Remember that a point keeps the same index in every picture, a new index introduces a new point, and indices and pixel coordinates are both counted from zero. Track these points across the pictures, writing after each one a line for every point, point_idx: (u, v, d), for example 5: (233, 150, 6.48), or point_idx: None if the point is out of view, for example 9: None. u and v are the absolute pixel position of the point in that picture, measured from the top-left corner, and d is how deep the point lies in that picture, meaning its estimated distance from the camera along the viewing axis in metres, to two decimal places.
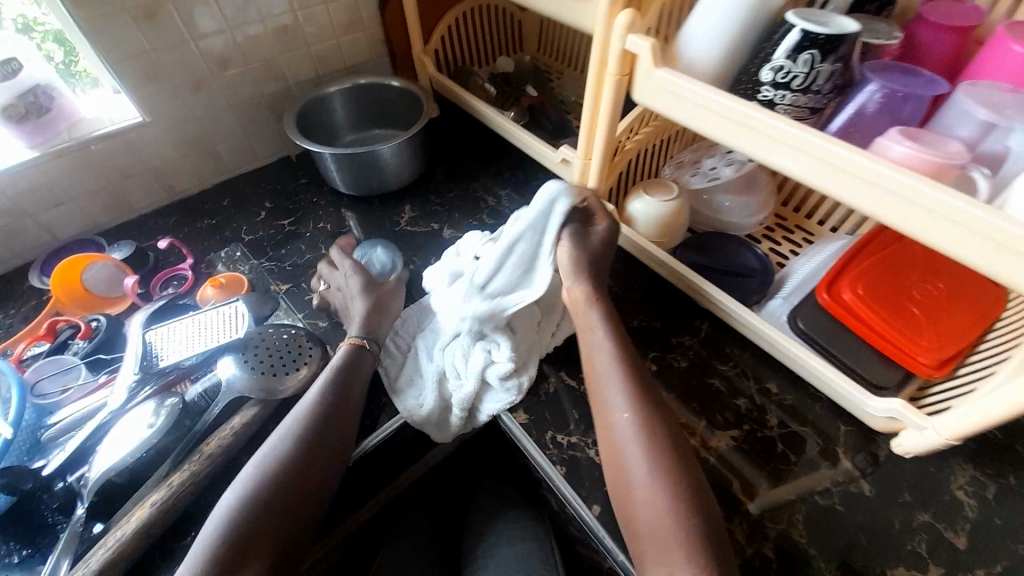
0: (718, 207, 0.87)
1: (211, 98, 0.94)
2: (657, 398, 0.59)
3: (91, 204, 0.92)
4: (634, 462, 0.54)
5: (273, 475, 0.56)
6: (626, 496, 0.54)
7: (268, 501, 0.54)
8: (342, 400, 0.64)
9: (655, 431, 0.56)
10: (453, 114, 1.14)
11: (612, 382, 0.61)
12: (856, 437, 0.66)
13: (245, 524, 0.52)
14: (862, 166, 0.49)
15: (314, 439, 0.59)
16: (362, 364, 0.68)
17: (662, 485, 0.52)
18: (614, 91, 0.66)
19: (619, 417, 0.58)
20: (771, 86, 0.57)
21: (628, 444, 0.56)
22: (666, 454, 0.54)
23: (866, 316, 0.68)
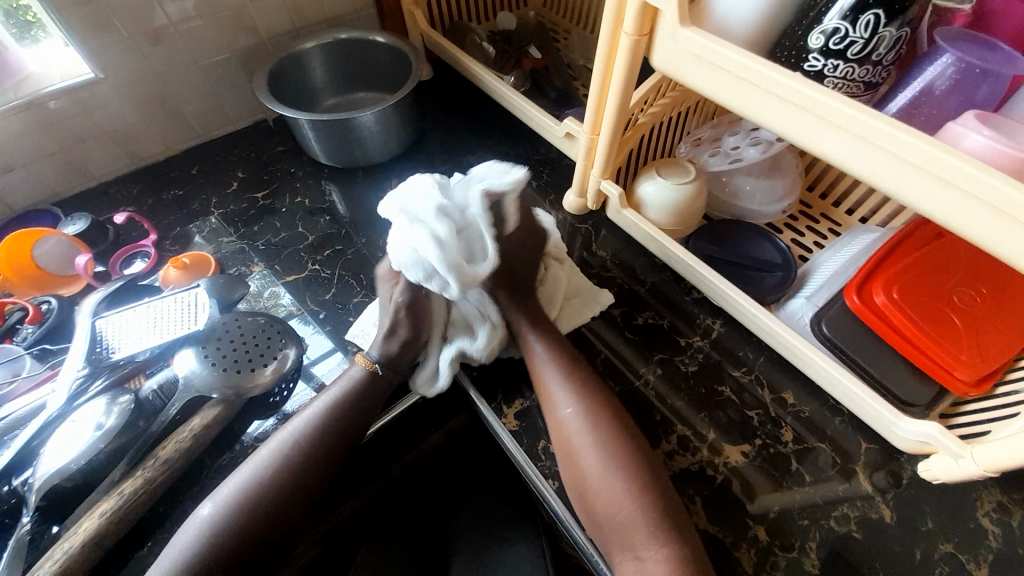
0: (737, 191, 0.79)
1: (176, 52, 0.84)
2: (601, 389, 0.59)
3: (47, 169, 0.83)
4: (586, 453, 0.54)
5: (263, 477, 0.53)
6: (581, 487, 0.53)
7: (252, 505, 0.52)
8: (351, 406, 0.58)
9: (599, 418, 0.56)
10: (446, 77, 1.03)
11: (550, 378, 0.60)
12: (876, 453, 0.61)
13: (223, 525, 0.51)
14: (899, 145, 0.43)
15: (292, 449, 0.55)
16: (376, 381, 0.61)
17: (620, 474, 0.52)
18: (631, 54, 0.56)
19: (563, 412, 0.57)
20: (821, 55, 0.49)
21: (580, 436, 0.55)
22: (619, 442, 0.54)
23: (898, 323, 0.62)
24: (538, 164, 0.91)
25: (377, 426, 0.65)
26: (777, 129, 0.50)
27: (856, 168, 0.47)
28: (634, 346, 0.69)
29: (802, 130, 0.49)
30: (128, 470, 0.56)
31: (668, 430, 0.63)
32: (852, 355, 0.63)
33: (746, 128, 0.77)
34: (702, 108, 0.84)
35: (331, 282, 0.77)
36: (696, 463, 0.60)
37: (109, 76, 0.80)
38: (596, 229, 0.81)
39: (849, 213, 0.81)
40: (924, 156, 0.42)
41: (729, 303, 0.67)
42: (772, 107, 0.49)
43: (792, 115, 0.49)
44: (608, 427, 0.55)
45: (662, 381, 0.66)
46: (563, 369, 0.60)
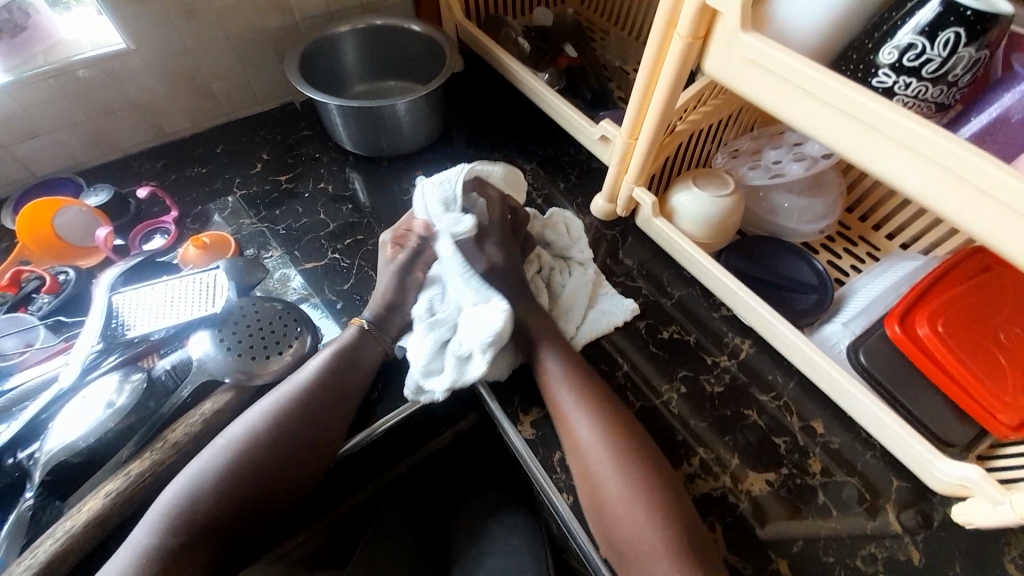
0: (774, 207, 0.76)
1: (208, 28, 0.82)
2: (616, 410, 0.56)
3: (72, 138, 0.82)
4: (606, 476, 0.52)
5: (241, 455, 0.52)
6: (601, 512, 0.51)
7: (228, 483, 0.51)
8: (334, 384, 0.58)
9: (616, 439, 0.53)
10: (478, 71, 1.01)
11: (563, 397, 0.57)
12: (907, 491, 0.59)
13: (209, 492, 0.50)
14: (974, 171, 0.40)
15: (291, 423, 0.55)
16: (365, 351, 0.62)
17: (641, 500, 0.50)
18: (683, 57, 0.54)
19: (578, 433, 0.55)
20: (891, 71, 0.46)
21: (595, 460, 0.53)
22: (638, 467, 0.52)
23: (940, 357, 0.59)
24: (567, 166, 0.89)
25: (358, 438, 0.62)
26: (836, 145, 0.48)
27: (925, 194, 0.44)
28: (657, 361, 0.67)
29: (863, 147, 0.46)
30: (133, 453, 0.54)
31: (689, 452, 0.60)
32: (889, 387, 0.60)
33: (789, 141, 0.75)
34: (743, 119, 0.81)
35: (350, 272, 0.76)
36: (717, 488, 0.58)
37: (141, 49, 0.79)
38: (624, 237, 0.79)
39: (889, 238, 0.78)
40: (996, 182, 0.39)
41: (762, 323, 0.65)
42: (833, 123, 0.47)
43: (852, 132, 0.46)
44: (624, 451, 0.53)
45: (685, 401, 0.64)
46: (579, 388, 0.57)
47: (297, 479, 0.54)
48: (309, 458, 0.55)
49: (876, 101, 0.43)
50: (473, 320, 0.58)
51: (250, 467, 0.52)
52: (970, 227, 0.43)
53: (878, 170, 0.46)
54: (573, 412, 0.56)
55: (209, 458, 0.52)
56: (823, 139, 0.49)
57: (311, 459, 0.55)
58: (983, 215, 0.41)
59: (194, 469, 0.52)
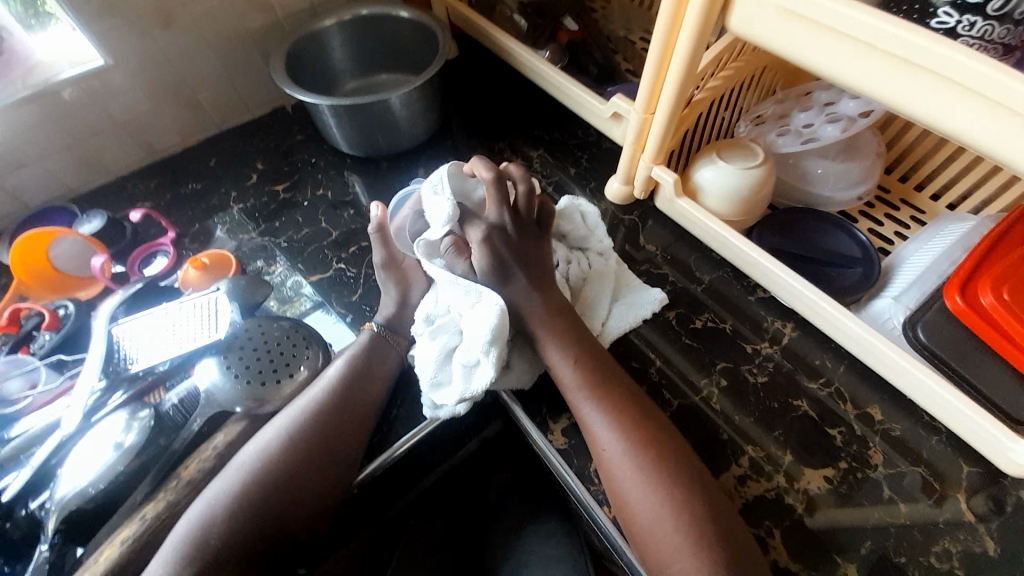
0: (807, 175, 0.70)
1: (187, 35, 0.78)
2: (643, 407, 0.52)
3: (62, 164, 0.79)
4: (637, 492, 0.47)
5: (258, 482, 0.49)
6: (634, 531, 0.47)
7: (244, 514, 0.48)
8: (349, 397, 0.55)
9: (645, 452, 0.49)
10: (474, 55, 0.95)
11: (583, 405, 0.52)
12: (977, 477, 0.54)
13: (231, 525, 0.47)
14: None
15: (307, 451, 0.51)
16: (382, 359, 0.59)
17: (677, 521, 0.46)
18: (705, 15, 0.48)
19: (603, 445, 0.50)
20: (951, 9, 0.40)
21: (623, 474, 0.48)
22: (671, 483, 0.47)
23: (1012, 327, 0.53)
24: (577, 149, 0.83)
25: (374, 465, 0.58)
26: (884, 98, 0.43)
27: (989, 143, 0.40)
28: (692, 354, 0.62)
29: (918, 97, 0.42)
30: (149, 493, 0.52)
31: (737, 451, 0.56)
32: (952, 366, 0.55)
33: (819, 102, 0.68)
34: (765, 82, 0.75)
35: (358, 281, 0.72)
36: (771, 489, 0.54)
37: (120, 63, 0.75)
38: (643, 221, 0.73)
39: (934, 199, 0.71)
40: None
41: (807, 305, 0.59)
42: (881, 71, 0.42)
43: (905, 80, 0.42)
44: (654, 453, 0.49)
45: (727, 396, 0.59)
46: (601, 385, 0.53)
47: (317, 502, 0.51)
48: (328, 482, 0.52)
49: (936, 42, 0.38)
50: (471, 318, 0.54)
51: (263, 498, 0.49)
52: None
53: (936, 121, 0.42)
54: (595, 414, 0.51)
55: (224, 485, 0.49)
56: (868, 92, 0.44)
57: (331, 484, 0.52)
58: None
59: (211, 497, 0.49)
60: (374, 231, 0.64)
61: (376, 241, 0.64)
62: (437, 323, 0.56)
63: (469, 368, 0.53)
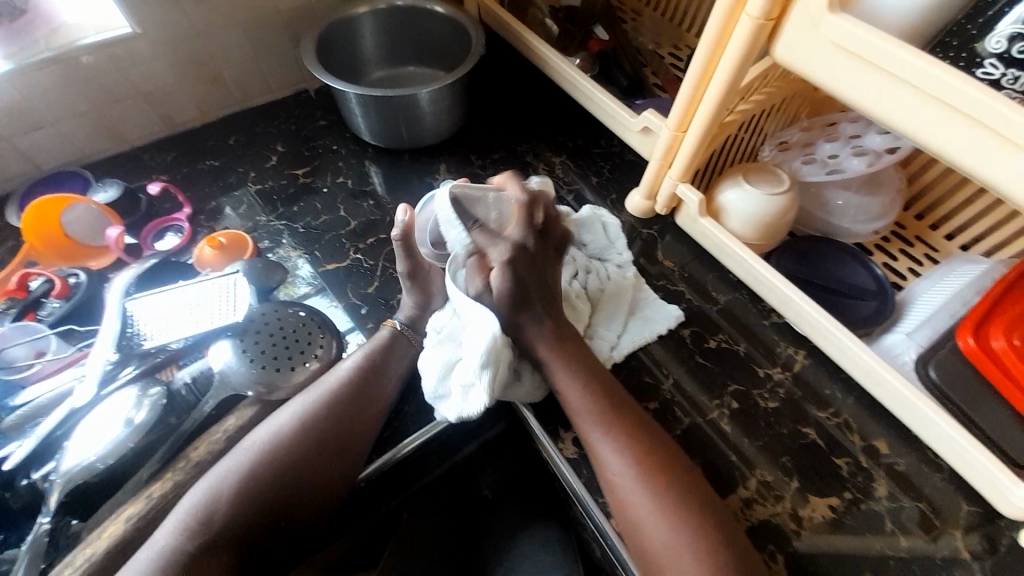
0: (828, 205, 0.71)
1: (218, 11, 0.77)
2: (653, 431, 0.53)
3: (78, 130, 0.77)
4: (648, 521, 0.48)
5: (268, 468, 0.49)
6: (647, 559, 0.47)
7: (252, 496, 0.47)
8: (363, 391, 0.55)
9: (657, 479, 0.49)
10: (503, 56, 0.95)
11: (592, 432, 0.52)
12: (975, 515, 0.55)
13: (237, 512, 0.47)
14: None
15: (319, 444, 0.51)
16: (399, 352, 0.59)
17: (689, 552, 0.46)
18: (751, 40, 0.49)
19: (613, 473, 0.50)
20: (995, 61, 0.42)
21: (636, 500, 0.49)
22: (683, 512, 0.48)
23: (1017, 371, 0.55)
24: (600, 159, 0.83)
25: (381, 461, 0.58)
26: (922, 138, 0.44)
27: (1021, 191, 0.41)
28: (704, 373, 0.63)
29: (954, 141, 0.42)
30: (155, 472, 0.51)
31: (745, 474, 0.56)
32: (961, 407, 0.56)
33: (845, 133, 0.69)
34: (792, 108, 0.75)
35: (374, 273, 0.71)
36: (776, 515, 0.54)
37: (149, 33, 0.74)
38: (662, 236, 0.74)
39: (948, 239, 0.73)
40: None
41: (821, 334, 0.60)
42: (921, 112, 0.43)
43: (943, 123, 0.42)
44: (666, 478, 0.50)
45: (736, 417, 0.60)
46: (611, 410, 0.53)
47: (324, 494, 0.50)
48: (339, 474, 0.51)
49: (980, 90, 0.39)
50: (472, 332, 0.53)
51: (269, 490, 0.48)
52: None
53: (972, 165, 0.42)
54: (604, 439, 0.52)
55: (232, 466, 0.49)
56: (905, 131, 0.45)
57: (342, 478, 0.52)
58: None
59: (216, 478, 0.48)
60: (399, 237, 0.61)
61: (399, 250, 0.61)
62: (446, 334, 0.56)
63: (467, 384, 0.52)
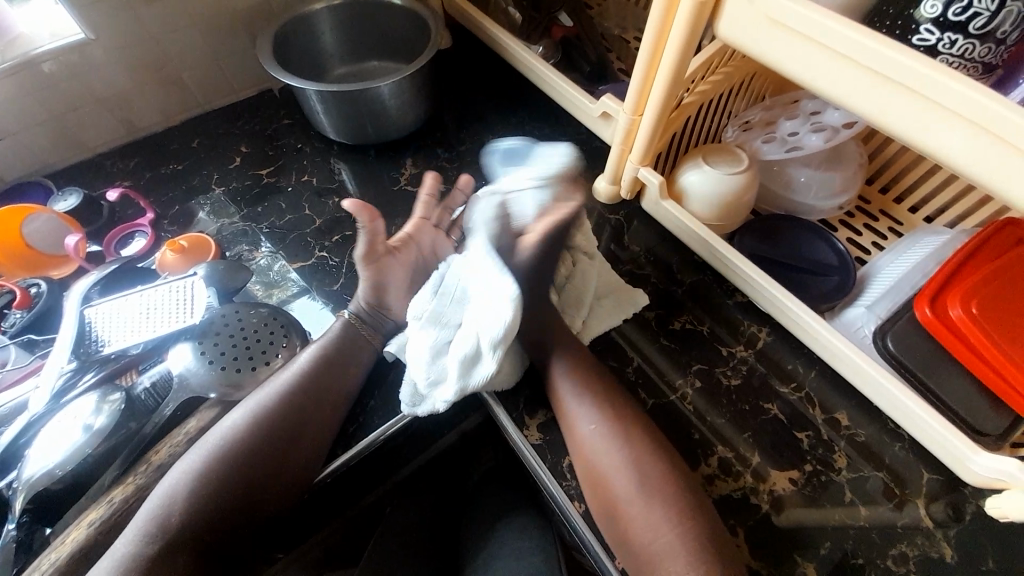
0: (790, 182, 0.71)
1: (172, 12, 0.76)
2: (627, 403, 0.55)
3: (37, 140, 0.77)
4: (615, 473, 0.49)
5: (228, 461, 0.49)
6: (612, 510, 0.49)
7: (212, 494, 0.48)
8: (320, 387, 0.55)
9: (624, 444, 0.51)
10: (468, 47, 0.94)
11: (568, 403, 0.54)
12: (937, 483, 0.55)
13: (199, 506, 0.47)
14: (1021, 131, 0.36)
15: (287, 434, 0.52)
16: (358, 349, 0.59)
17: (652, 502, 0.48)
18: (693, 20, 0.49)
19: (584, 430, 0.52)
20: (930, 26, 0.43)
21: (605, 466, 0.50)
22: (649, 465, 0.50)
23: (977, 338, 0.54)
24: (566, 146, 0.83)
25: (346, 455, 0.58)
26: (860, 109, 0.44)
27: (959, 161, 0.41)
28: (669, 355, 0.63)
29: (890, 110, 0.42)
30: (119, 476, 0.51)
31: (707, 451, 0.57)
32: (920, 377, 0.56)
33: (806, 110, 0.69)
34: (753, 87, 0.75)
35: (340, 270, 0.72)
36: (738, 489, 0.55)
37: (103, 38, 0.73)
38: (628, 221, 0.74)
39: (912, 212, 0.73)
40: None
41: (782, 311, 0.60)
42: (858, 83, 0.43)
43: (880, 92, 0.42)
44: (635, 447, 0.51)
45: (700, 396, 0.60)
46: (586, 384, 0.55)
47: (287, 488, 0.51)
48: (303, 468, 0.52)
49: (911, 56, 0.39)
50: (478, 315, 0.55)
51: (235, 482, 0.49)
52: (1004, 191, 0.40)
53: (909, 134, 0.42)
54: (579, 411, 0.54)
55: (190, 467, 0.49)
56: (844, 103, 0.45)
57: (304, 471, 0.52)
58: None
59: (175, 480, 0.48)
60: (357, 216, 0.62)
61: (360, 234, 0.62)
62: (438, 318, 0.57)
63: (470, 364, 0.54)
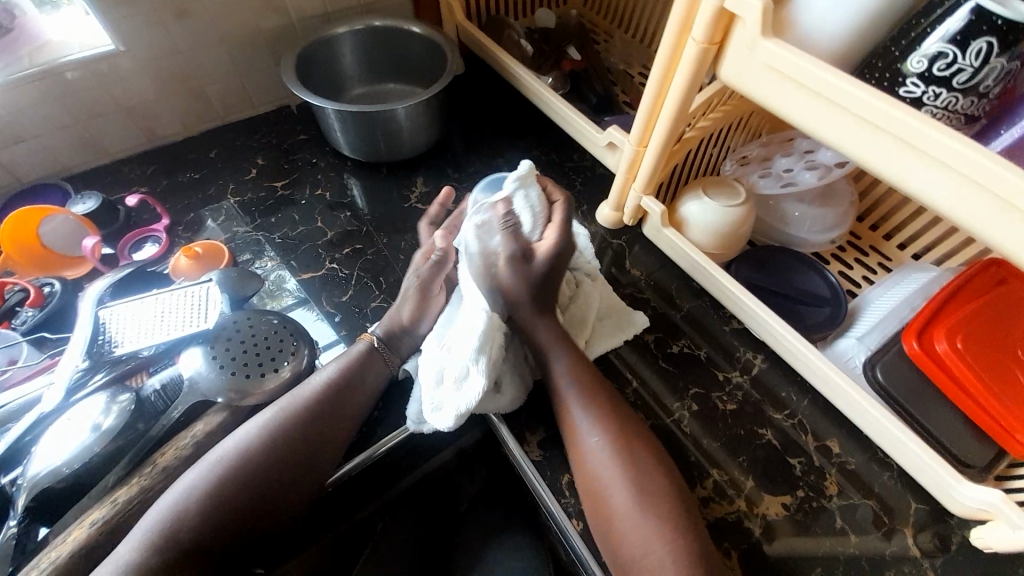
0: (785, 216, 0.74)
1: (200, 29, 0.80)
2: (628, 416, 0.56)
3: (60, 144, 0.79)
4: (612, 486, 0.50)
5: (235, 466, 0.50)
6: (606, 522, 0.50)
7: (218, 501, 0.48)
8: (336, 405, 0.56)
9: (624, 458, 0.52)
10: (481, 74, 0.99)
11: (572, 415, 0.55)
12: (924, 513, 0.57)
13: (204, 509, 0.48)
14: (995, 179, 0.39)
15: (294, 441, 0.52)
16: (372, 367, 0.60)
17: (650, 517, 0.49)
18: (697, 63, 0.52)
19: (588, 439, 0.53)
20: (916, 79, 0.46)
21: (605, 479, 0.51)
22: (646, 480, 0.51)
23: (961, 372, 0.57)
24: (571, 172, 0.86)
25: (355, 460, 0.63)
26: (849, 151, 0.47)
27: (939, 203, 0.44)
28: (666, 377, 0.65)
29: (877, 153, 0.46)
30: (122, 477, 0.52)
31: (702, 474, 0.59)
32: (908, 408, 0.58)
33: (800, 149, 0.73)
34: (751, 124, 0.79)
35: (349, 282, 0.73)
36: (732, 512, 0.56)
37: (132, 51, 0.76)
38: (630, 246, 0.76)
39: (900, 248, 0.76)
40: (1010, 189, 0.39)
41: (777, 339, 0.62)
42: (846, 128, 0.46)
43: (867, 137, 0.46)
44: (635, 461, 0.52)
45: (696, 419, 0.62)
46: (590, 396, 0.56)
47: (291, 495, 0.52)
48: (307, 474, 0.53)
49: (895, 106, 0.43)
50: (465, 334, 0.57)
51: (241, 486, 0.49)
52: (982, 233, 0.43)
53: (895, 177, 0.46)
54: (581, 423, 0.54)
55: (199, 476, 0.49)
56: (835, 145, 0.48)
57: (308, 479, 0.53)
58: (999, 224, 0.41)
59: (184, 487, 0.49)
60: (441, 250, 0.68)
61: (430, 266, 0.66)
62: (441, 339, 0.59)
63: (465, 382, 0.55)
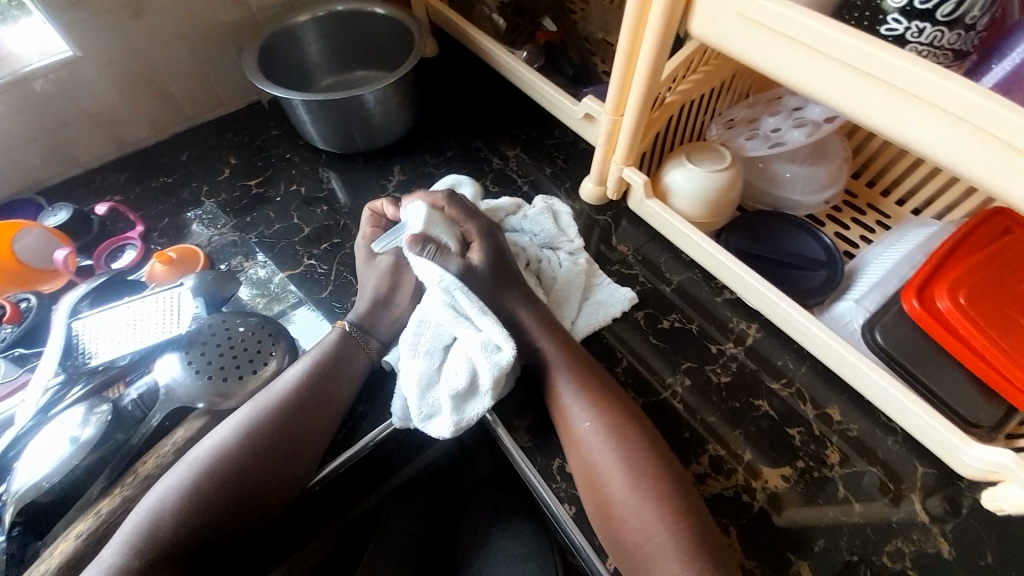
0: (776, 178, 0.71)
1: (158, 28, 0.77)
2: (619, 400, 0.54)
3: (28, 157, 0.77)
4: (606, 471, 0.49)
5: (216, 469, 0.49)
6: (605, 508, 0.49)
7: (198, 507, 0.47)
8: (319, 409, 0.54)
9: (619, 443, 0.50)
10: (454, 54, 0.95)
11: (564, 400, 0.54)
12: (931, 476, 0.55)
13: (185, 516, 0.47)
14: (997, 121, 0.36)
15: (274, 442, 0.51)
16: (351, 364, 0.58)
17: (644, 498, 0.47)
18: (667, 15, 0.49)
19: (582, 434, 0.52)
20: (898, 15, 0.43)
21: (598, 463, 0.50)
22: (644, 471, 0.49)
23: (966, 329, 0.54)
24: (552, 149, 0.83)
25: (336, 461, 0.60)
26: (834, 102, 0.44)
27: (934, 151, 0.41)
28: (660, 354, 0.63)
29: (864, 101, 0.43)
30: (107, 487, 0.51)
31: (699, 450, 0.57)
32: (910, 370, 0.56)
33: (788, 106, 0.69)
34: (736, 85, 0.75)
35: (328, 278, 0.72)
36: (730, 488, 0.55)
37: (92, 56, 0.74)
38: (616, 221, 0.74)
39: (899, 205, 0.72)
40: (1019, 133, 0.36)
41: (768, 306, 0.60)
42: (831, 77, 0.43)
43: (852, 86, 0.42)
44: (626, 443, 0.50)
45: (691, 394, 0.60)
46: (579, 380, 0.54)
47: (277, 496, 0.51)
48: (290, 473, 0.52)
49: (881, 48, 0.39)
50: (473, 351, 0.54)
51: (223, 491, 0.48)
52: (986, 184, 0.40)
53: (885, 126, 0.42)
54: (573, 409, 0.53)
55: (176, 484, 0.48)
56: (819, 97, 0.45)
57: (292, 479, 0.52)
58: (1004, 173, 0.38)
59: (162, 496, 0.48)
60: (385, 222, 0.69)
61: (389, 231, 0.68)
62: (422, 347, 0.56)
63: (467, 394, 0.54)
